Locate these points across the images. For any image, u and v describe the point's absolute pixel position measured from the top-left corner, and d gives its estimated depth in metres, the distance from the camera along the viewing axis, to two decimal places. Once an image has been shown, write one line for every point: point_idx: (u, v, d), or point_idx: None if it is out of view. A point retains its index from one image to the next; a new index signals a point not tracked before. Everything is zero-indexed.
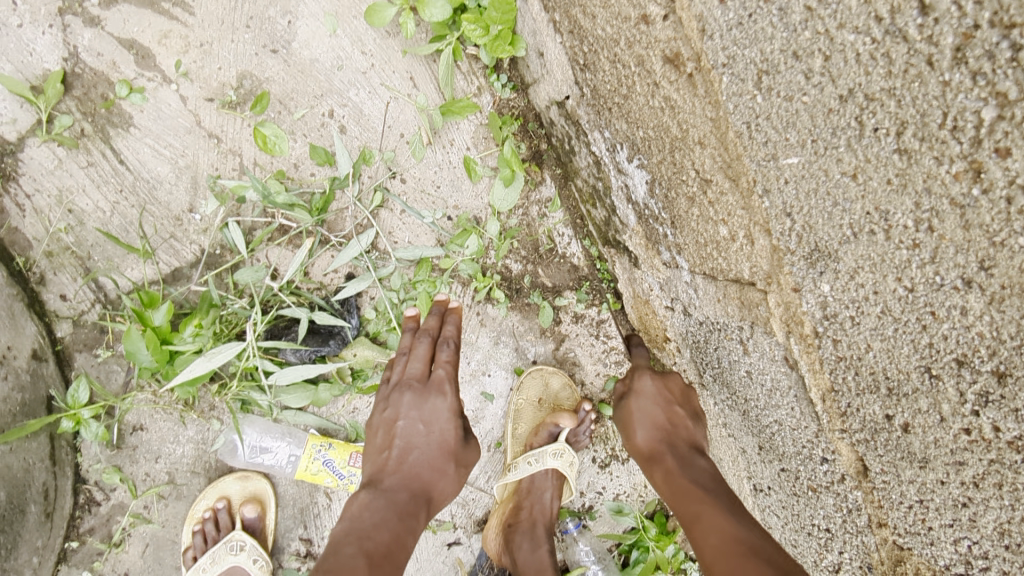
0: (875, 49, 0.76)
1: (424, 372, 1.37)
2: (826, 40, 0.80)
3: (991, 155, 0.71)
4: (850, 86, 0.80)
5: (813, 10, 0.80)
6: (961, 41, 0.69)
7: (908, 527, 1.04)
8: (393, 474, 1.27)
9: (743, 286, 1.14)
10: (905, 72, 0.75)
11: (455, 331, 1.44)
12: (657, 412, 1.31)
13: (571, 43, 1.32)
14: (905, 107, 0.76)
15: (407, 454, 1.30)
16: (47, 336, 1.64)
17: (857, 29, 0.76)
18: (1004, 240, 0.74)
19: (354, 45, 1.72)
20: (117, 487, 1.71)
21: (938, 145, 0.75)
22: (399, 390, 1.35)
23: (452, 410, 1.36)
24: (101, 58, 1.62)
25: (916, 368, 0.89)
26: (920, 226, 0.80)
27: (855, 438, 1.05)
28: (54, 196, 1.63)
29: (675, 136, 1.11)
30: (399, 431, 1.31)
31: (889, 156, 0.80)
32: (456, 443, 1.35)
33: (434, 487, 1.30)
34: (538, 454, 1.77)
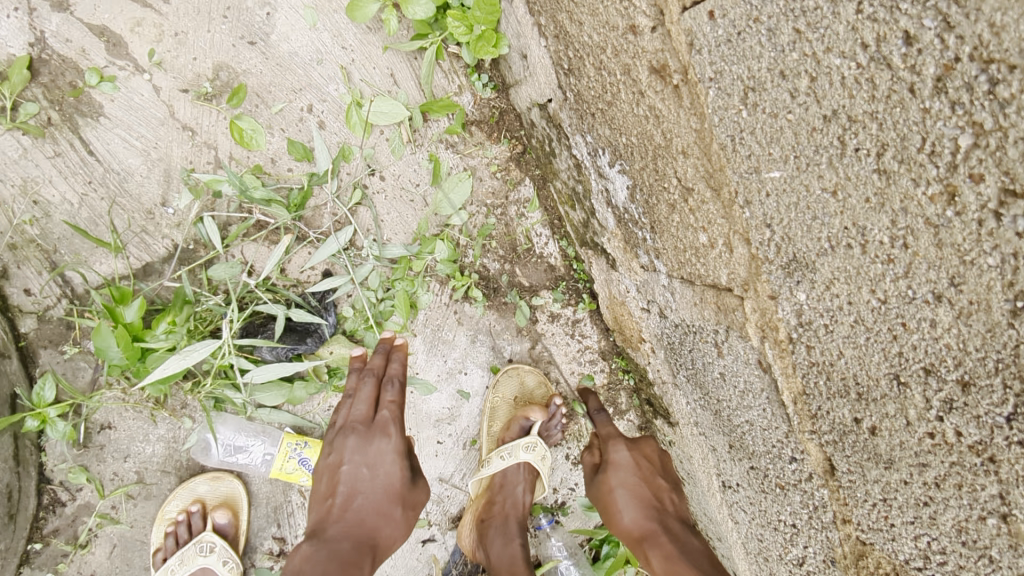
0: (860, 74, 0.79)
1: (368, 415, 1.38)
2: (813, 62, 0.83)
3: (966, 180, 0.75)
4: (834, 107, 0.84)
5: (801, 33, 0.83)
6: (942, 72, 0.72)
7: (872, 523, 1.09)
8: (336, 522, 1.29)
9: (720, 292, 1.18)
10: (888, 96, 0.78)
11: (400, 369, 1.44)
12: (641, 487, 1.40)
13: (556, 47, 1.33)
14: (886, 129, 0.80)
15: (351, 500, 1.32)
16: (11, 332, 1.59)
17: (843, 54, 0.80)
18: (975, 260, 0.78)
19: (334, 39, 1.70)
20: (84, 486, 1.67)
21: (916, 168, 0.79)
22: (343, 433, 1.36)
23: (397, 451, 1.37)
24: (69, 44, 1.57)
25: (885, 375, 0.93)
26: (896, 242, 0.84)
27: (823, 439, 1.09)
28: (19, 187, 1.57)
29: (658, 144, 1.13)
30: (343, 477, 1.33)
31: (869, 175, 0.84)
32: (402, 485, 1.36)
33: (380, 532, 1.32)
34: (511, 449, 1.78)
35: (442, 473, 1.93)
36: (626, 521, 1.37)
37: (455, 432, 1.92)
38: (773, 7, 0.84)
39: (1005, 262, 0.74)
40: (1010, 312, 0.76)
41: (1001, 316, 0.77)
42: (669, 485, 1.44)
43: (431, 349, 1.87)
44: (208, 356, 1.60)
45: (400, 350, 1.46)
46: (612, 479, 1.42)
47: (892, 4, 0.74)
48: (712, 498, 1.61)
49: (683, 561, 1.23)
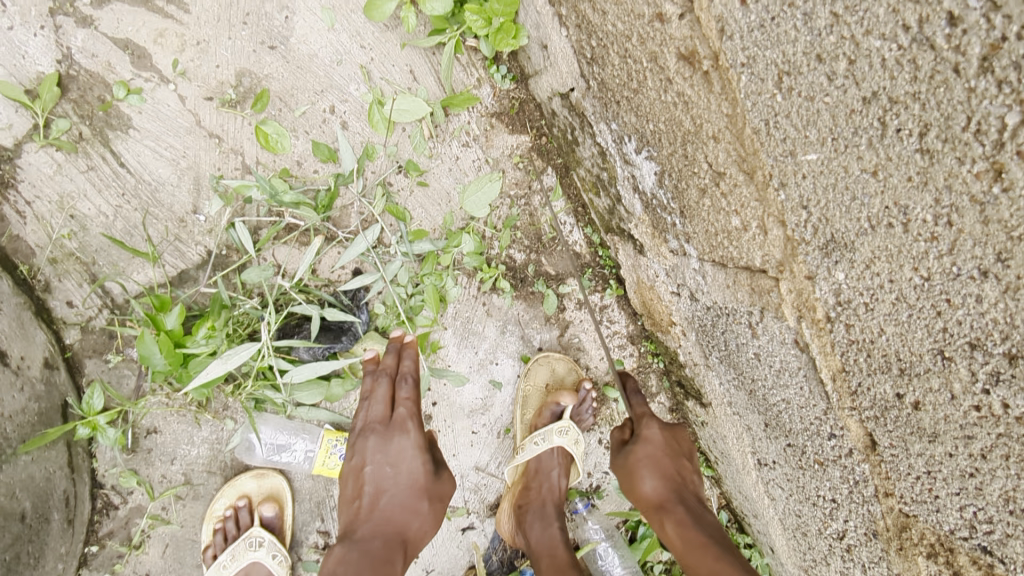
0: (900, 56, 0.79)
1: (386, 414, 1.41)
2: (851, 46, 0.83)
3: (1014, 157, 0.75)
4: (874, 89, 0.84)
5: (839, 16, 0.83)
6: (988, 52, 0.72)
7: (915, 495, 1.10)
8: (365, 524, 1.33)
9: (754, 273, 1.19)
10: (930, 77, 0.78)
11: (413, 366, 1.46)
12: (665, 462, 1.39)
13: (578, 36, 1.33)
14: (928, 110, 0.80)
15: (378, 499, 1.35)
16: (56, 344, 1.63)
17: (883, 36, 0.80)
18: (1021, 236, 0.78)
19: (352, 39, 1.71)
20: (134, 489, 1.72)
21: (961, 146, 0.79)
22: (364, 435, 1.40)
23: (417, 447, 1.39)
24: (95, 59, 1.59)
25: (929, 350, 0.94)
26: (939, 220, 0.85)
27: (864, 415, 1.10)
28: (55, 202, 1.61)
29: (687, 130, 1.13)
30: (367, 478, 1.36)
31: (911, 155, 0.84)
32: (427, 479, 1.39)
33: (409, 527, 1.36)
34: (545, 434, 1.81)
35: (478, 462, 1.97)
36: (647, 488, 1.35)
37: (489, 422, 1.95)
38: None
39: None
40: None
41: None
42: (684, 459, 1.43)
43: (462, 341, 1.89)
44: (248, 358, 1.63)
45: (410, 347, 1.48)
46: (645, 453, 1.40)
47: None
48: (749, 475, 1.65)
49: (695, 532, 1.24)
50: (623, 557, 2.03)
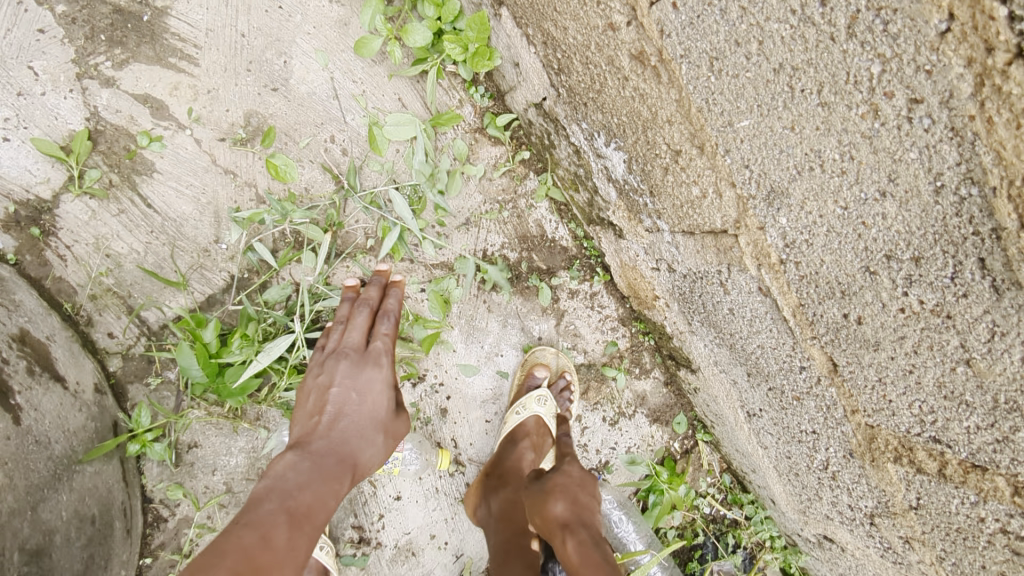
0: (794, 33, 0.98)
1: (361, 345, 1.60)
2: (759, 30, 1.03)
3: (882, 97, 0.93)
4: (779, 62, 1.03)
5: (746, 8, 1.02)
6: (851, 21, 0.91)
7: (874, 405, 1.28)
8: (322, 438, 1.44)
9: (718, 235, 1.38)
10: (817, 46, 0.97)
11: (395, 306, 1.68)
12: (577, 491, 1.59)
13: (545, 51, 1.55)
14: (820, 71, 0.99)
15: (337, 420, 1.48)
16: (102, 372, 1.79)
17: (778, 20, 0.99)
18: (902, 156, 0.96)
19: (345, 75, 1.92)
20: (181, 501, 1.86)
21: (846, 96, 0.98)
22: (336, 358, 1.57)
23: (384, 381, 1.58)
24: (120, 114, 1.79)
25: (858, 270, 1.11)
26: (845, 156, 1.03)
27: (823, 341, 1.28)
28: (92, 244, 1.78)
29: (646, 118, 1.34)
30: (333, 398, 1.51)
31: (815, 109, 1.03)
32: (385, 415, 1.55)
33: (361, 453, 1.46)
34: (524, 402, 1.99)
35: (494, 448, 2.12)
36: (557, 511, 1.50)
37: (500, 410, 2.12)
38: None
39: (923, 153, 0.92)
40: (935, 191, 0.94)
41: (929, 197, 0.95)
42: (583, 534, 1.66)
43: (469, 337, 2.08)
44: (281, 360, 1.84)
45: (398, 289, 1.71)
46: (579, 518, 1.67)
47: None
48: (743, 429, 1.83)
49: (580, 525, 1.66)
50: (637, 523, 2.20)
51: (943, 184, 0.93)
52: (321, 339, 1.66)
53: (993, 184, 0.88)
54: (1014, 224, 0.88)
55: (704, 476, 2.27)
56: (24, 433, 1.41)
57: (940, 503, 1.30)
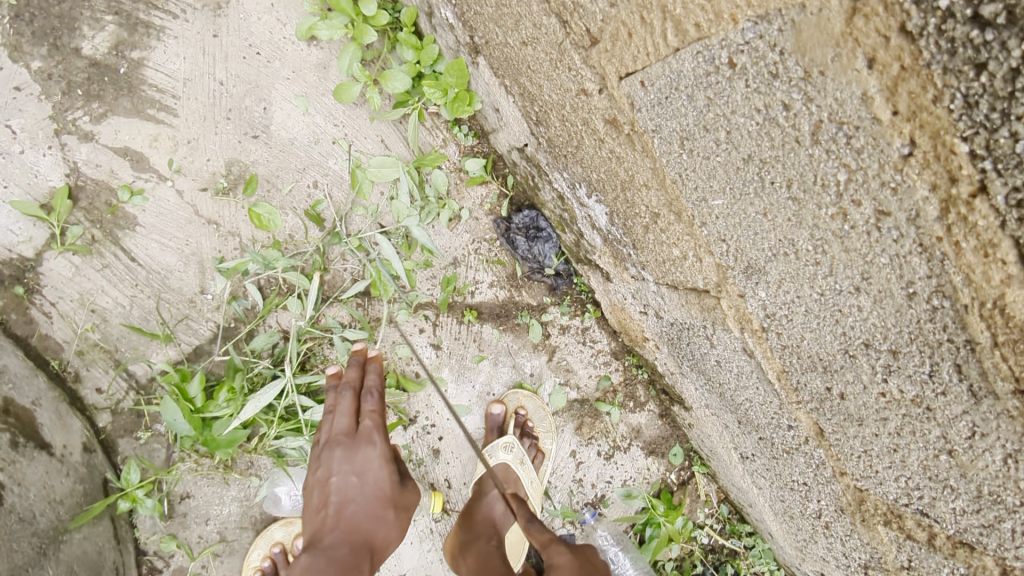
0: (761, 129, 0.98)
1: (351, 427, 1.62)
2: (726, 120, 1.01)
3: (851, 203, 0.94)
4: (748, 153, 1.02)
5: (713, 99, 1.00)
6: (815, 129, 0.92)
7: (862, 472, 1.25)
8: (331, 533, 1.51)
9: (700, 294, 1.35)
10: (785, 143, 0.96)
11: (377, 380, 1.68)
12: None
13: (523, 102, 1.51)
14: (789, 167, 0.98)
15: (343, 508, 1.56)
16: (91, 428, 1.79)
17: (746, 113, 0.98)
18: (872, 259, 0.96)
19: (326, 119, 1.89)
20: (175, 552, 1.87)
21: (817, 194, 0.98)
22: (330, 447, 1.60)
23: (382, 457, 1.61)
24: (100, 168, 1.78)
25: (838, 350, 1.10)
26: (818, 248, 1.02)
27: (808, 407, 1.26)
28: (77, 300, 1.79)
29: (623, 179, 1.30)
30: (335, 488, 1.56)
31: (785, 202, 1.02)
32: (391, 488, 1.60)
33: (374, 535, 1.56)
34: (491, 451, 2.01)
35: None
36: None
37: None
38: (687, 80, 1.01)
39: (892, 261, 0.94)
40: (907, 295, 0.96)
41: (902, 299, 0.96)
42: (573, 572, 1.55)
43: (460, 377, 2.06)
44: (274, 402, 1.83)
45: (376, 363, 1.70)
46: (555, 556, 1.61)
47: (769, 80, 0.92)
48: (736, 469, 1.78)
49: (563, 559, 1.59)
50: (634, 559, 2.19)
51: (915, 290, 0.94)
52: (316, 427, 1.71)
53: (964, 301, 0.91)
54: (987, 340, 0.91)
55: (701, 507, 2.24)
56: (8, 513, 1.45)
57: (932, 569, 1.27)
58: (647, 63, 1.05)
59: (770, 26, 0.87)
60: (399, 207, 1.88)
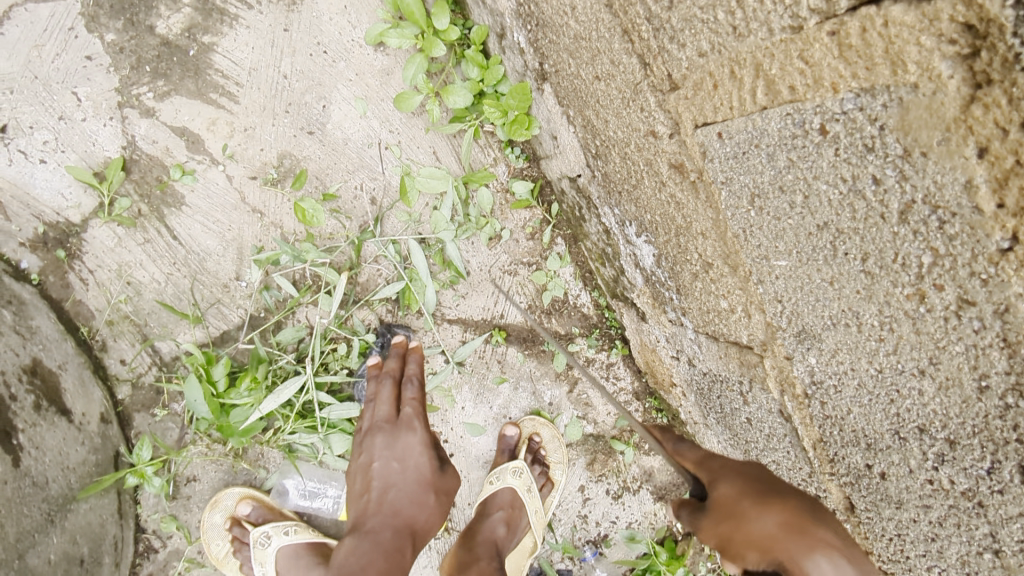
0: (843, 200, 0.95)
1: (392, 414, 1.67)
2: (805, 184, 0.99)
3: (931, 287, 0.89)
4: (824, 220, 0.99)
5: (795, 161, 0.99)
6: (905, 208, 0.88)
7: (891, 555, 1.21)
8: (376, 516, 1.54)
9: (742, 349, 1.33)
10: (865, 218, 0.94)
11: (416, 369, 1.74)
12: (721, 467, 1.06)
13: (584, 134, 1.51)
14: (866, 242, 0.95)
15: (385, 493, 1.58)
16: (110, 399, 1.80)
17: (828, 181, 0.96)
18: (946, 345, 0.92)
19: (382, 124, 1.90)
20: (174, 534, 1.86)
21: (894, 273, 0.94)
22: (372, 434, 1.65)
23: (422, 443, 1.64)
24: (155, 144, 1.80)
25: (887, 430, 1.07)
26: (884, 325, 0.99)
27: (842, 480, 1.22)
28: (114, 271, 1.80)
29: (679, 225, 1.29)
30: (377, 473, 1.60)
31: (857, 274, 0.99)
32: (431, 473, 1.63)
33: (416, 519, 1.58)
34: (499, 472, 1.97)
35: None
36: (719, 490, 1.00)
37: None
38: (769, 139, 1.00)
39: (968, 350, 0.88)
40: (978, 389, 0.90)
41: (972, 391, 0.91)
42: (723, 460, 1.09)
43: (479, 397, 2.04)
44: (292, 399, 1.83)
45: (416, 353, 1.75)
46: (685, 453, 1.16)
47: (862, 154, 0.89)
48: None
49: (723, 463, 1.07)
50: None
51: (988, 384, 0.89)
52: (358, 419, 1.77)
53: None
54: None
55: (705, 561, 2.18)
56: (23, 475, 1.44)
57: None
58: (727, 117, 1.04)
59: (874, 99, 0.84)
60: (439, 219, 1.88)
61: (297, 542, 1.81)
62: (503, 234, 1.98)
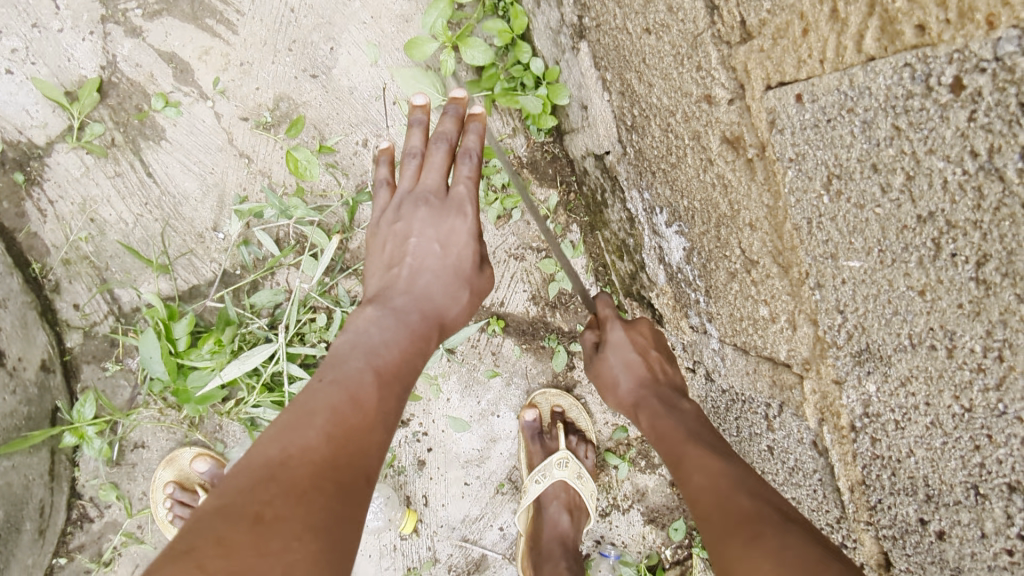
0: (966, 181, 0.76)
1: (441, 186, 1.26)
2: (912, 161, 0.81)
3: None
4: (930, 210, 0.81)
5: (902, 130, 0.81)
6: None
7: None
8: (403, 294, 1.17)
9: (778, 366, 1.15)
10: (995, 209, 0.74)
11: (478, 142, 1.28)
12: (637, 360, 1.27)
13: (620, 103, 1.32)
14: (989, 240, 0.76)
15: (417, 275, 1.21)
16: (57, 346, 1.62)
17: (948, 157, 0.77)
18: None
19: (394, 76, 1.71)
20: (112, 504, 1.67)
21: (1021, 283, 0.74)
22: (414, 202, 1.25)
23: (471, 233, 1.26)
24: (139, 69, 1.61)
25: (961, 483, 0.88)
26: (988, 353, 0.80)
27: (881, 532, 1.05)
28: (78, 204, 1.61)
29: (723, 213, 1.11)
30: (413, 249, 1.22)
31: (965, 282, 0.80)
32: (473, 268, 1.26)
33: (448, 312, 1.22)
34: (544, 469, 1.75)
35: (468, 514, 1.90)
36: (623, 389, 1.27)
37: (483, 475, 1.89)
38: (870, 101, 0.82)
39: None
40: None
41: None
42: (662, 354, 1.30)
43: (466, 390, 1.85)
44: (259, 368, 1.65)
45: (478, 121, 1.29)
46: (609, 359, 1.29)
47: (1012, 118, 0.70)
48: None
49: (669, 423, 1.14)
50: None
51: None
52: (386, 170, 1.33)
53: None
54: None
55: None
56: None
57: None
58: (813, 74, 0.88)
59: None
60: None
61: None
62: (514, 214, 1.79)
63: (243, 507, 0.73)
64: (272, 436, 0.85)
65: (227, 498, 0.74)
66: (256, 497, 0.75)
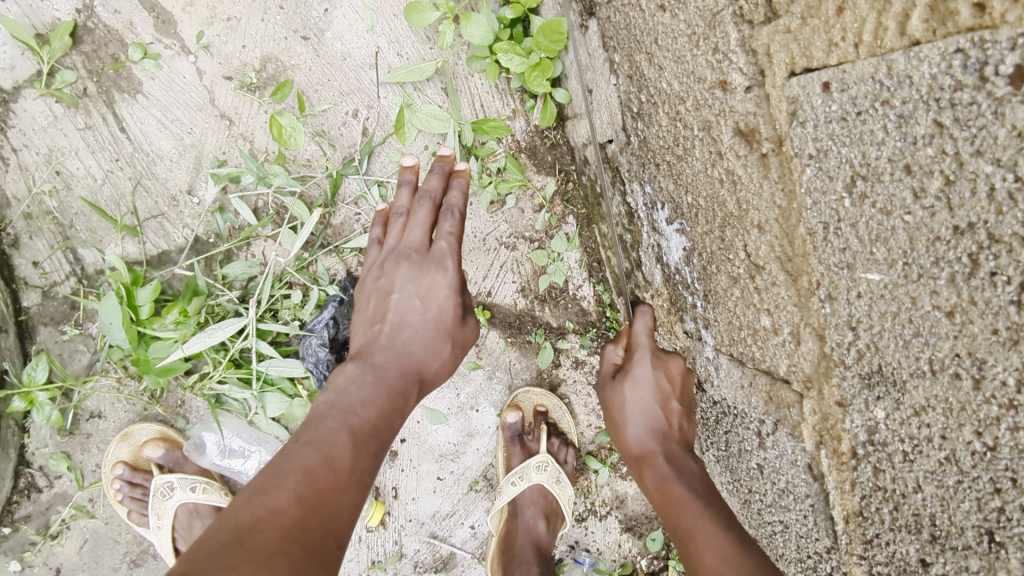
0: (1016, 188, 0.68)
1: (424, 242, 1.25)
2: (954, 163, 0.72)
3: None
4: (970, 219, 0.72)
5: (944, 126, 0.72)
6: None
7: None
8: (384, 349, 1.16)
9: (776, 382, 1.07)
10: None
11: (461, 200, 1.29)
12: (655, 406, 1.20)
13: (628, 88, 1.24)
14: None
15: (399, 330, 1.19)
16: (12, 305, 1.52)
17: (996, 160, 0.69)
18: None
19: (391, 45, 1.61)
20: (63, 475, 1.59)
21: None
22: (397, 258, 1.24)
23: (452, 287, 1.24)
24: (117, 15, 1.50)
25: (974, 527, 0.80)
26: (1020, 386, 0.72)
27: (874, 568, 0.97)
28: (43, 155, 1.51)
29: (729, 213, 1.03)
30: (394, 305, 1.20)
31: (1003, 306, 0.72)
32: (454, 321, 1.24)
33: (428, 367, 1.19)
34: (522, 472, 1.68)
35: (438, 510, 1.82)
36: (630, 436, 1.20)
37: (457, 471, 1.81)
38: (910, 91, 0.74)
39: None
40: None
41: None
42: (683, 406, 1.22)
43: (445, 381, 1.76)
44: (226, 344, 1.55)
45: (461, 177, 1.30)
46: (625, 391, 1.21)
47: None
48: None
49: (679, 486, 1.08)
50: None
51: None
52: (379, 230, 1.33)
53: None
54: None
55: None
56: None
57: None
58: (845, 59, 0.79)
59: None
60: None
61: (201, 502, 1.60)
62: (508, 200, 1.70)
63: (208, 571, 0.69)
64: (244, 498, 0.82)
65: (194, 561, 0.70)
66: (224, 560, 0.71)
